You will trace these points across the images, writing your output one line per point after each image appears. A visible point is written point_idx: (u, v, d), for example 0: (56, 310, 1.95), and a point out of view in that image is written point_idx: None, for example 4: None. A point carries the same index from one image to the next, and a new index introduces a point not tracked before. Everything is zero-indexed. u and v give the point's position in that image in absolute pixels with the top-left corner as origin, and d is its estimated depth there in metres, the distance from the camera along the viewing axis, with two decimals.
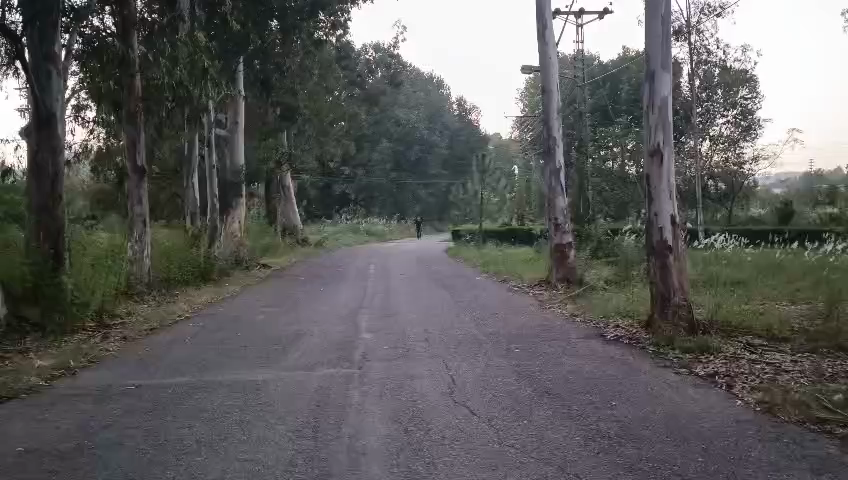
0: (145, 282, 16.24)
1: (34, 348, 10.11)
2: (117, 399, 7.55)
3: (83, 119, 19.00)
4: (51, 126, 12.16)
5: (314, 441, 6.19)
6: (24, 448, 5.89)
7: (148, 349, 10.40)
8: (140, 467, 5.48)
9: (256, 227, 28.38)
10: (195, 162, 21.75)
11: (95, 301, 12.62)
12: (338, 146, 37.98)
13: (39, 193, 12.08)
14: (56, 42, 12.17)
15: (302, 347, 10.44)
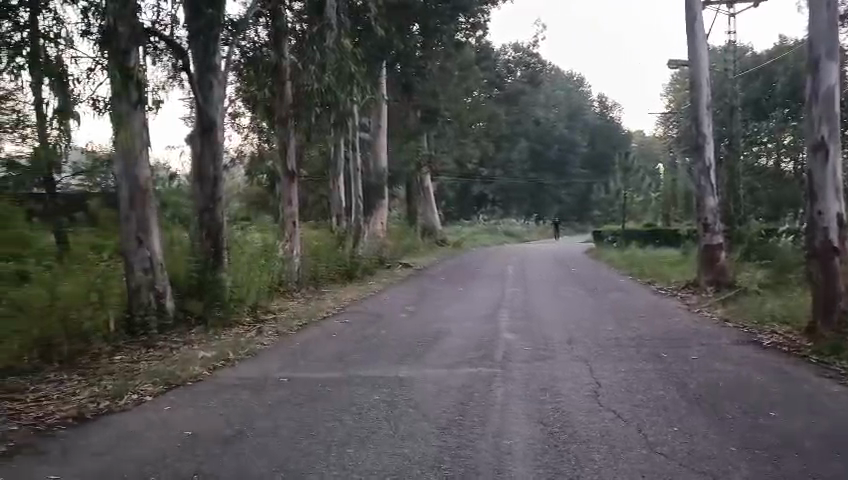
0: (294, 280, 17.04)
1: (197, 340, 10.86)
2: (272, 390, 7.99)
3: (238, 126, 20.18)
4: (211, 133, 12.99)
5: (459, 439, 6.26)
6: (191, 433, 6.34)
7: (299, 344, 10.89)
8: (294, 455, 5.76)
9: (398, 228, 29.05)
10: (340, 165, 22.56)
11: (250, 296, 13.41)
12: (478, 147, 38.18)
13: (203, 196, 13.02)
14: (217, 54, 12.99)
15: (444, 346, 10.60)
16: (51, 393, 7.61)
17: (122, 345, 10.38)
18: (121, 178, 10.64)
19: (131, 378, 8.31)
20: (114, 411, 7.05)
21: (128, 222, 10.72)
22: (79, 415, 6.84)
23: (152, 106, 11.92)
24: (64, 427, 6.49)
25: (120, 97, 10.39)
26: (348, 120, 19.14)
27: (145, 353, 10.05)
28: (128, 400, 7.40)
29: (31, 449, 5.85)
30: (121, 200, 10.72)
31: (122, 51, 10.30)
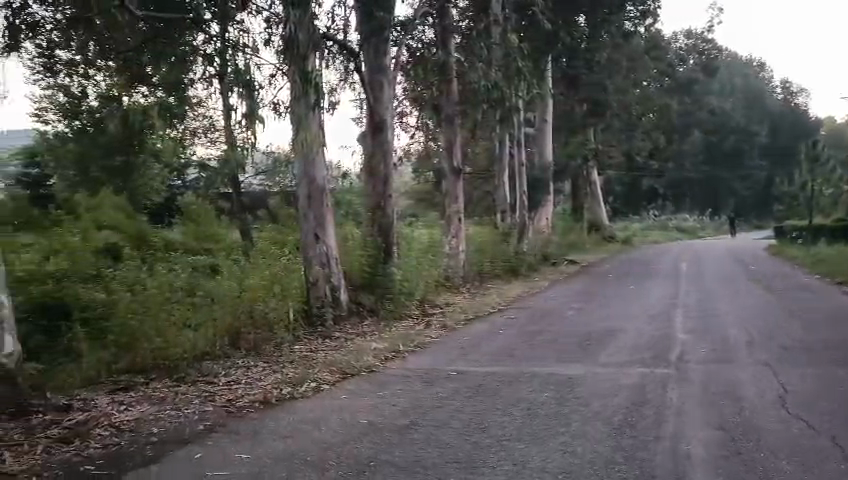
0: (460, 274, 17.20)
1: (369, 332, 11.24)
2: (443, 382, 8.12)
3: (406, 125, 20.69)
4: (383, 131, 13.37)
5: (634, 440, 6.05)
6: (366, 421, 6.58)
7: (467, 339, 10.99)
8: (463, 448, 5.84)
9: (562, 223, 28.57)
10: (505, 161, 22.57)
11: (419, 290, 13.76)
12: (647, 139, 36.74)
13: (374, 193, 13.56)
14: (388, 55, 13.37)
15: (614, 344, 10.28)
16: (240, 378, 8.15)
17: (302, 334, 10.81)
18: (300, 176, 11.27)
19: (310, 366, 8.76)
20: (296, 397, 7.46)
21: (307, 218, 11.31)
22: (265, 399, 7.29)
23: (328, 107, 12.60)
24: (252, 410, 6.93)
25: (299, 102, 10.91)
26: (513, 116, 19.05)
27: (322, 343, 10.48)
28: (308, 388, 7.79)
29: (225, 429, 6.30)
30: (300, 197, 11.36)
31: (301, 56, 10.80)
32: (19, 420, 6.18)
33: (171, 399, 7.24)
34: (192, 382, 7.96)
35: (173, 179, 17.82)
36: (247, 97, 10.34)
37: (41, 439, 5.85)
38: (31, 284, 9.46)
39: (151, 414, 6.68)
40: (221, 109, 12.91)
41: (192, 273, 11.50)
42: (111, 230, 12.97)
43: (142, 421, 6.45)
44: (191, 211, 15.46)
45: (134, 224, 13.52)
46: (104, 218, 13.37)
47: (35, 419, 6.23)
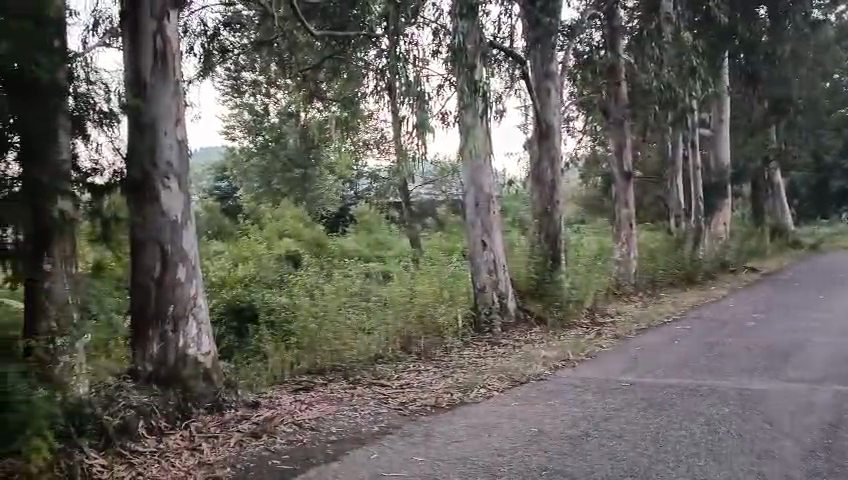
0: (631, 282, 16.60)
1: (538, 339, 11.11)
2: (614, 393, 7.90)
3: (573, 130, 20.38)
4: (549, 136, 13.18)
5: (830, 465, 5.56)
6: (538, 430, 6.52)
7: (639, 349, 10.58)
8: (639, 462, 5.63)
9: (742, 229, 26.83)
10: (678, 164, 21.61)
11: (589, 297, 13.47)
12: (840, 137, 33.77)
13: (542, 198, 13.40)
14: (555, 61, 13.22)
15: (804, 359, 9.50)
16: (412, 382, 8.35)
17: (471, 338, 10.86)
18: (468, 184, 11.38)
19: (480, 372, 8.82)
20: (466, 402, 7.55)
21: (475, 225, 11.42)
22: (437, 404, 7.43)
23: (495, 115, 12.67)
24: (424, 413, 7.11)
25: (467, 111, 10.98)
26: (687, 117, 18.19)
27: (491, 348, 10.47)
28: (479, 393, 7.86)
29: (399, 431, 6.49)
30: (467, 206, 11.48)
31: (468, 65, 10.77)
32: (214, 413, 6.70)
33: (348, 400, 7.56)
34: (367, 383, 8.26)
35: (346, 190, 18.58)
36: (417, 109, 10.42)
37: (234, 433, 6.30)
38: (224, 288, 10.86)
39: (330, 414, 7.02)
40: (391, 119, 13.34)
41: (365, 279, 11.95)
42: (292, 238, 13.85)
43: (323, 420, 6.79)
44: (364, 219, 16.12)
45: (311, 233, 14.25)
46: (285, 227, 14.23)
47: (228, 414, 6.74)
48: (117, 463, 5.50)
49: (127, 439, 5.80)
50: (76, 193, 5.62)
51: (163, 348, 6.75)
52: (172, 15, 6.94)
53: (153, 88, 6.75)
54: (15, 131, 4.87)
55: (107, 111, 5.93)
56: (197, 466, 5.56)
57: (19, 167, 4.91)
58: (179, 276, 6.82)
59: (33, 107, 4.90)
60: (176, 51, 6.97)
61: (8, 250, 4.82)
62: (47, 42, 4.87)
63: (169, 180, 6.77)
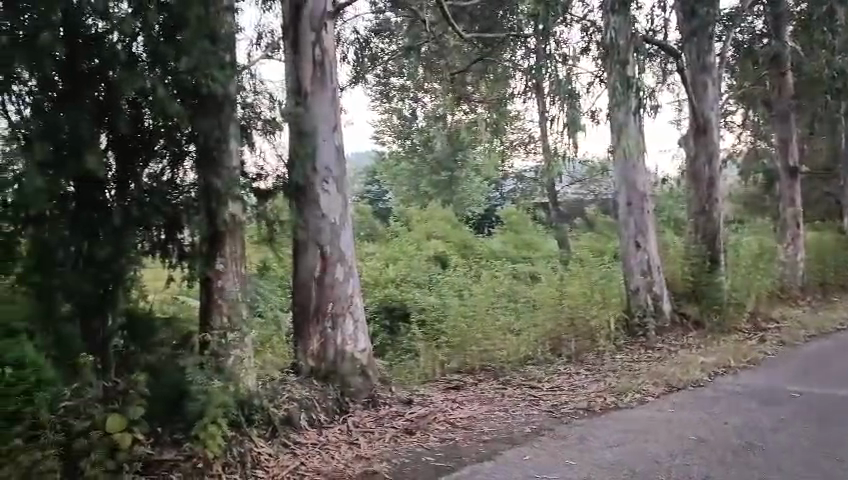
0: (798, 285, 15.47)
1: (696, 343, 10.61)
2: (782, 403, 7.40)
3: (731, 125, 19.34)
4: (707, 132, 12.50)
5: None
6: (697, 437, 6.24)
7: (809, 357, 9.85)
8: (811, 475, 5.26)
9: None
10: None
11: (751, 301, 12.71)
12: None
13: (699, 197, 12.67)
14: (712, 53, 12.60)
15: None
16: (564, 384, 8.22)
17: (624, 341, 10.54)
18: (619, 181, 11.07)
19: (635, 376, 8.52)
20: (620, 407, 7.34)
21: (628, 226, 11.06)
22: (591, 407, 7.27)
23: (648, 111, 12.23)
24: (577, 416, 6.98)
25: (619, 109, 10.75)
26: None
27: (646, 352, 10.08)
28: (633, 398, 7.61)
29: (551, 433, 6.43)
30: (620, 205, 11.17)
31: (621, 62, 10.45)
32: (370, 409, 6.93)
33: (499, 400, 7.57)
34: (517, 384, 8.22)
35: (491, 191, 18.60)
36: (569, 108, 10.18)
37: (390, 429, 6.47)
38: (377, 287, 11.25)
39: (483, 413, 7.05)
40: (538, 119, 13.24)
41: (512, 281, 11.92)
42: (440, 239, 14.05)
43: (475, 419, 6.83)
44: (511, 220, 16.09)
45: (458, 235, 14.38)
46: (432, 229, 14.46)
47: (383, 410, 6.95)
48: (282, 453, 5.76)
49: (290, 429, 6.10)
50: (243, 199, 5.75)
51: (323, 344, 7.06)
52: (329, 25, 7.28)
53: (312, 96, 7.06)
54: (194, 142, 5.35)
55: (271, 119, 6.09)
56: (356, 459, 5.76)
57: (197, 175, 5.42)
58: (337, 275, 7.14)
59: (209, 115, 5.32)
60: (332, 59, 7.30)
61: (187, 251, 5.57)
62: (220, 57, 5.19)
63: (328, 183, 7.04)
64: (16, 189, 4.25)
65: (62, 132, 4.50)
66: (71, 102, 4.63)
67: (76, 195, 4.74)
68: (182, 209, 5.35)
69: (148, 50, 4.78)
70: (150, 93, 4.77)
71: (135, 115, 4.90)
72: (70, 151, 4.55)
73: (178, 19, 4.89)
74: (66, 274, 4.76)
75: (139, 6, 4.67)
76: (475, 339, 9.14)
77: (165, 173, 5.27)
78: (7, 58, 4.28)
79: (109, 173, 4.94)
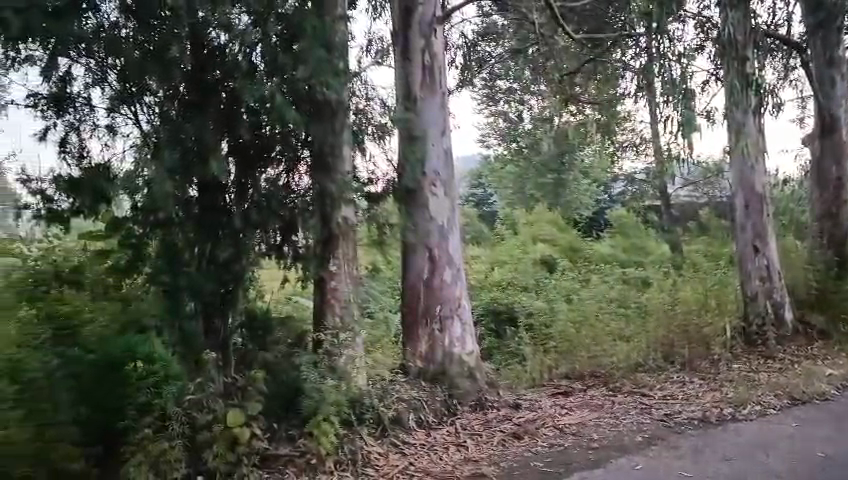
0: None
1: (822, 354, 9.99)
2: None
3: None
4: (834, 132, 11.81)
5: None
6: (824, 454, 5.89)
7: None
8: None
9: None
10: None
11: None
12: None
13: (822, 198, 12.04)
14: (841, 46, 11.85)
15: None
16: (677, 393, 7.94)
17: (741, 350, 10.07)
18: (735, 184, 10.62)
19: (754, 386, 8.13)
20: (738, 418, 7.03)
21: (745, 229, 10.57)
22: (705, 418, 7.00)
23: (769, 109, 11.68)
24: (692, 427, 6.73)
25: (736, 107, 10.20)
26: None
27: (766, 362, 9.59)
28: (752, 410, 7.26)
29: (664, 443, 6.24)
30: (737, 207, 10.70)
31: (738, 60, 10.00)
32: (478, 412, 6.94)
33: (609, 407, 7.41)
34: (628, 392, 8.02)
35: (601, 193, 18.13)
36: (683, 108, 9.74)
37: (497, 433, 6.46)
38: (484, 290, 11.25)
39: (592, 420, 6.92)
40: (651, 119, 12.84)
41: (622, 286, 11.59)
42: (547, 243, 13.88)
43: (585, 425, 6.72)
44: (621, 223, 15.65)
45: (565, 239, 14.11)
46: (538, 233, 14.29)
47: (491, 413, 6.94)
48: (391, 452, 5.85)
49: (399, 429, 6.18)
50: (355, 202, 5.91)
51: (431, 346, 7.14)
52: (437, 31, 7.38)
53: (421, 101, 7.16)
54: (308, 147, 5.37)
55: (382, 123, 6.18)
56: (465, 461, 5.79)
57: (310, 179, 5.46)
58: (445, 278, 7.21)
59: (324, 122, 5.44)
60: (441, 64, 7.39)
61: (300, 252, 5.63)
62: (335, 65, 5.32)
63: (437, 187, 7.09)
64: (146, 191, 4.64)
65: (187, 138, 4.76)
66: (197, 110, 4.86)
67: (199, 200, 4.96)
68: (298, 212, 5.44)
69: (266, 60, 4.96)
70: (268, 101, 4.87)
71: (254, 123, 4.99)
72: (195, 156, 4.79)
73: (295, 29, 5.06)
74: (193, 276, 5.00)
75: (259, 18, 4.92)
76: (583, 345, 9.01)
77: (280, 178, 5.33)
78: (141, 71, 4.84)
79: (229, 178, 5.06)
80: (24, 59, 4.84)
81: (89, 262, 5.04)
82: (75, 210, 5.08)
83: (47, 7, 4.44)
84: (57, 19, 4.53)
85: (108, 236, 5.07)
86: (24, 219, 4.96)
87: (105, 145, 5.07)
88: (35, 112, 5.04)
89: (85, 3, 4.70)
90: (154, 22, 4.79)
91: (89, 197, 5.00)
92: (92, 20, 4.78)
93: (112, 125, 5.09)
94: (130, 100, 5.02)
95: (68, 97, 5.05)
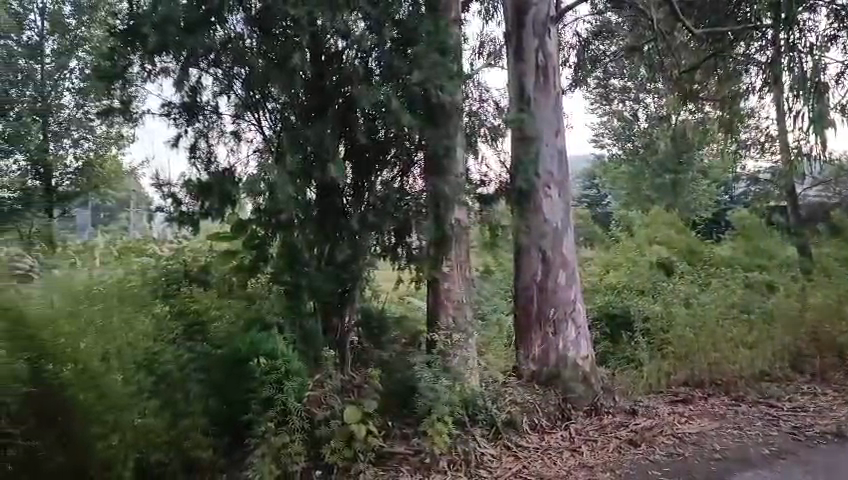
0: None
1: None
2: None
3: None
4: None
5: None
6: None
7: None
8: None
9: None
10: None
11: None
12: None
13: None
14: None
15: None
16: (807, 406, 7.51)
17: None
18: None
19: None
20: None
21: None
22: (838, 432, 6.58)
23: None
24: (824, 442, 6.35)
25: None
26: None
27: None
28: None
29: (794, 457, 5.92)
30: None
31: None
32: (593, 417, 6.82)
33: (732, 417, 7.09)
34: (752, 402, 7.65)
35: (723, 194, 17.36)
36: (814, 104, 9.35)
37: (613, 439, 6.33)
38: (597, 293, 11.01)
39: (713, 430, 6.64)
40: (778, 116, 12.19)
41: (746, 291, 11.04)
42: (666, 246, 13.41)
43: (706, 435, 6.47)
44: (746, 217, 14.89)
45: (683, 239, 13.62)
46: (655, 234, 13.82)
47: (606, 419, 6.82)
48: (505, 454, 5.85)
49: (512, 432, 6.14)
50: (469, 205, 5.85)
51: (546, 349, 7.08)
52: (551, 30, 7.31)
53: (535, 102, 7.11)
54: (423, 150, 5.45)
55: (495, 125, 6.13)
56: (579, 467, 5.70)
57: (423, 182, 5.53)
58: (560, 280, 7.14)
59: (439, 126, 5.41)
60: (554, 64, 7.32)
61: (415, 254, 5.67)
62: (449, 68, 5.35)
63: (551, 189, 7.03)
64: (268, 194, 4.73)
65: (306, 142, 4.92)
66: (317, 116, 5.06)
67: (318, 202, 5.13)
68: (413, 214, 5.51)
69: (382, 64, 5.15)
70: (384, 105, 5.06)
71: (369, 128, 5.21)
72: (315, 160, 4.95)
73: (409, 35, 5.25)
74: (312, 277, 5.17)
75: (375, 24, 5.14)
76: (712, 342, 8.82)
77: (395, 181, 5.50)
78: (265, 78, 4.97)
79: (346, 180, 5.29)
80: (161, 71, 5.11)
81: (216, 262, 5.20)
82: (204, 213, 5.14)
83: (180, 21, 4.89)
84: (190, 33, 4.91)
85: (234, 237, 5.19)
86: (157, 220, 5.25)
87: (231, 150, 5.31)
88: (168, 121, 5.27)
89: (213, 16, 4.95)
90: (274, 31, 4.93)
91: (218, 200, 5.07)
92: (220, 32, 5.01)
93: (237, 132, 5.32)
94: (255, 106, 5.19)
95: (198, 106, 5.26)
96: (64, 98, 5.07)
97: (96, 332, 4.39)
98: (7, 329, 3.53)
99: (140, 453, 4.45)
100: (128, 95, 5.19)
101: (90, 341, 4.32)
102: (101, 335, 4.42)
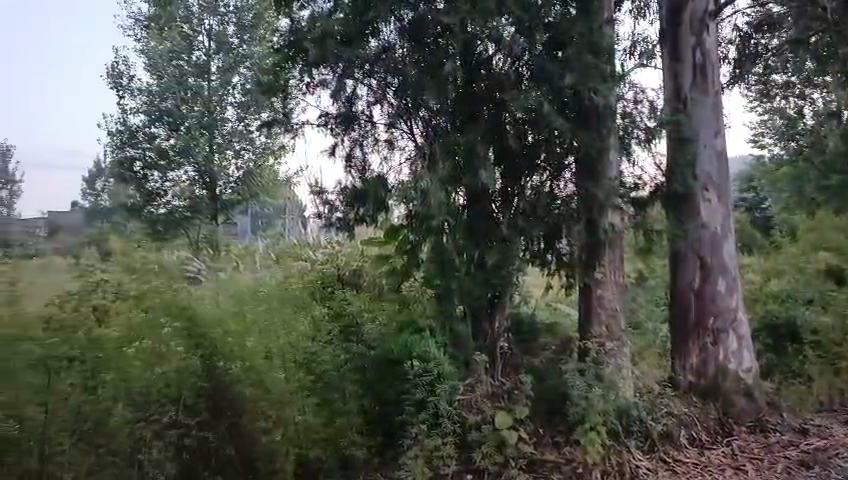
0: None
1: None
2: None
3: None
4: None
5: None
6: None
7: None
8: None
9: None
10: None
11: None
12: None
13: None
14: None
15: None
16: None
17: None
18: None
19: None
20: None
21: None
22: None
23: None
24: None
25: None
26: None
27: None
28: None
29: None
30: None
31: None
32: (757, 434, 6.42)
33: None
34: None
35: None
36: None
37: (781, 459, 5.94)
38: None
39: None
40: None
41: None
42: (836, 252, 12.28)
43: None
44: None
45: None
46: None
47: (773, 437, 6.38)
48: (661, 468, 5.58)
49: (669, 446, 5.86)
50: (622, 209, 5.68)
51: (704, 360, 6.76)
52: (709, 28, 7.00)
53: (693, 102, 6.80)
54: (573, 154, 5.36)
55: (652, 127, 5.87)
56: None
57: (574, 186, 5.41)
58: (719, 287, 6.80)
59: (591, 128, 5.32)
60: (713, 62, 7.00)
61: (565, 259, 5.60)
62: (601, 70, 5.24)
63: (711, 193, 6.68)
64: (420, 198, 4.84)
65: (459, 147, 4.99)
66: (467, 122, 5.09)
67: (468, 208, 5.14)
68: (563, 220, 5.44)
69: (533, 69, 5.09)
70: (535, 110, 5.03)
71: (520, 133, 5.18)
72: (465, 168, 4.99)
73: (559, 38, 5.20)
74: (463, 280, 5.16)
75: (526, 29, 5.08)
76: None
77: (544, 185, 5.43)
78: (419, 87, 5.04)
79: (495, 186, 5.26)
80: (318, 83, 5.35)
81: (370, 266, 5.31)
82: (360, 218, 5.34)
83: (337, 35, 5.10)
84: (348, 45, 5.11)
85: (389, 242, 5.23)
86: (311, 226, 5.53)
87: (384, 158, 5.43)
88: (326, 131, 5.56)
89: (368, 29, 5.10)
90: (427, 40, 5.07)
91: (373, 202, 5.23)
92: (374, 43, 5.15)
93: (391, 140, 5.43)
94: (407, 114, 5.26)
95: (354, 115, 5.46)
96: (226, 112, 5.89)
97: (261, 331, 4.60)
98: (184, 328, 4.26)
99: (301, 449, 4.65)
100: (288, 107, 5.48)
101: (255, 340, 4.53)
102: (265, 334, 4.62)
